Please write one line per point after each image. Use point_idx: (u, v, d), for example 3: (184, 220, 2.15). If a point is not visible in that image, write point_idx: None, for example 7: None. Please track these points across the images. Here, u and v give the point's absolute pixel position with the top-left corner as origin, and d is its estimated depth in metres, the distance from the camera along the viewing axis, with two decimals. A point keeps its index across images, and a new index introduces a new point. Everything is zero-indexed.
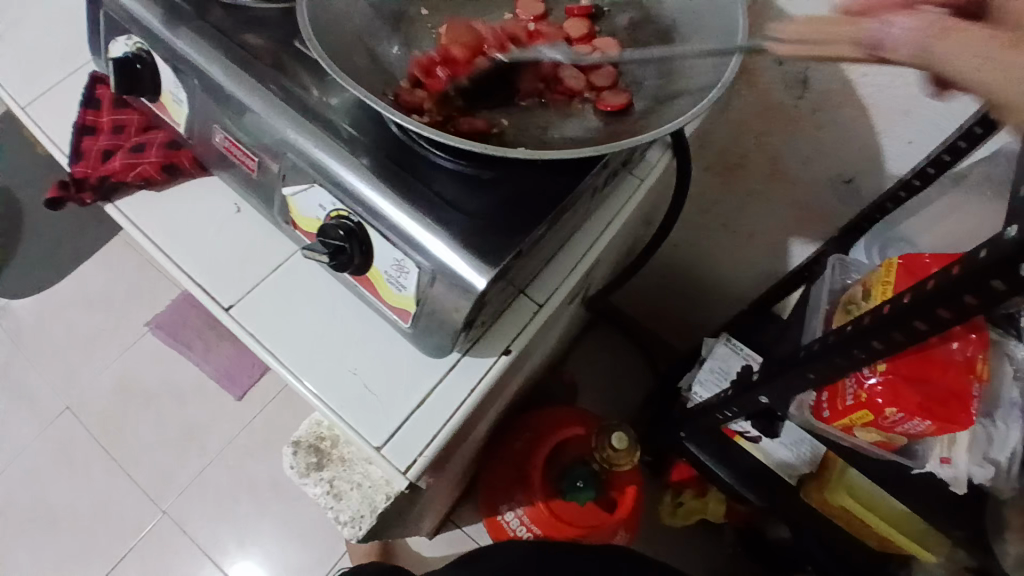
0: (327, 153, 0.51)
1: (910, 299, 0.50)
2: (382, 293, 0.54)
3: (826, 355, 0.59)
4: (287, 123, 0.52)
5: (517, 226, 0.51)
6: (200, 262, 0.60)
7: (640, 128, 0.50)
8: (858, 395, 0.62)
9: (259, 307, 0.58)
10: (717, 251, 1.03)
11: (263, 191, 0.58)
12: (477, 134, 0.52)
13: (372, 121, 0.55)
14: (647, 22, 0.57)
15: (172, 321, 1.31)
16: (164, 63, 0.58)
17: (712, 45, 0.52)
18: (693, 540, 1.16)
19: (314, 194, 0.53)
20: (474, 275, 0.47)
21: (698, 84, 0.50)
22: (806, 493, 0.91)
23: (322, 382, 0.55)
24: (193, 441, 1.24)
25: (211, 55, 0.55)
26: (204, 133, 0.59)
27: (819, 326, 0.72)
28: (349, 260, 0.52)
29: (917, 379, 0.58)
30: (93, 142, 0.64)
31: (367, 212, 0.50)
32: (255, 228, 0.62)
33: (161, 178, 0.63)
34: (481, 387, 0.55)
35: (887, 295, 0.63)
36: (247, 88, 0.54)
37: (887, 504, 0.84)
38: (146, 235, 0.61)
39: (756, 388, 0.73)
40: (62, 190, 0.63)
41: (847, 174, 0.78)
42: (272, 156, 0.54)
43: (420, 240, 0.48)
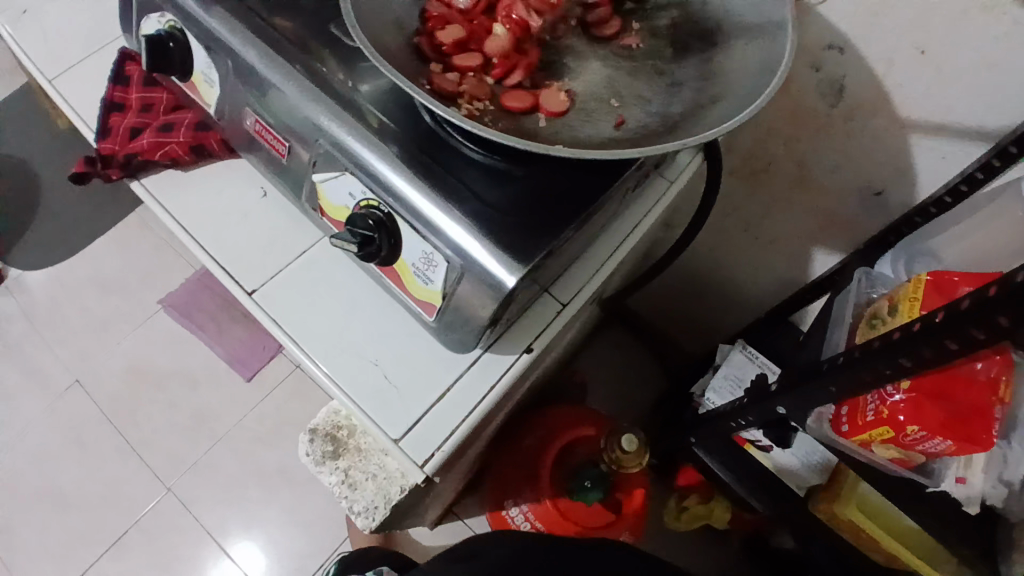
0: (359, 141, 0.51)
1: (943, 317, 0.49)
2: (407, 286, 0.53)
3: (851, 369, 0.58)
4: (319, 109, 0.52)
5: (548, 224, 0.50)
6: (225, 245, 0.59)
7: (678, 130, 0.49)
8: (879, 411, 0.61)
9: (283, 293, 0.58)
10: (736, 257, 1.02)
11: (291, 177, 0.58)
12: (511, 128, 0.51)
13: (404, 110, 0.54)
14: (687, 22, 0.56)
15: (185, 301, 1.32)
16: (197, 42, 0.57)
17: (755, 49, 0.51)
18: (696, 545, 1.16)
19: (345, 182, 0.52)
20: (503, 272, 0.47)
21: (740, 88, 0.49)
22: (814, 505, 0.90)
23: (342, 372, 0.55)
24: (201, 421, 1.24)
25: (245, 37, 0.55)
26: (234, 115, 0.59)
27: (842, 339, 0.71)
28: (376, 252, 0.51)
29: (941, 397, 0.57)
30: (121, 119, 0.64)
31: (397, 203, 0.50)
32: (281, 214, 0.62)
33: (188, 158, 0.62)
34: (502, 384, 0.55)
35: (914, 311, 0.62)
36: (280, 72, 0.53)
37: (898, 518, 0.83)
38: (171, 215, 0.61)
39: (773, 398, 0.73)
40: (89, 166, 0.63)
41: (876, 186, 0.77)
42: (303, 142, 0.54)
43: (451, 234, 0.48)
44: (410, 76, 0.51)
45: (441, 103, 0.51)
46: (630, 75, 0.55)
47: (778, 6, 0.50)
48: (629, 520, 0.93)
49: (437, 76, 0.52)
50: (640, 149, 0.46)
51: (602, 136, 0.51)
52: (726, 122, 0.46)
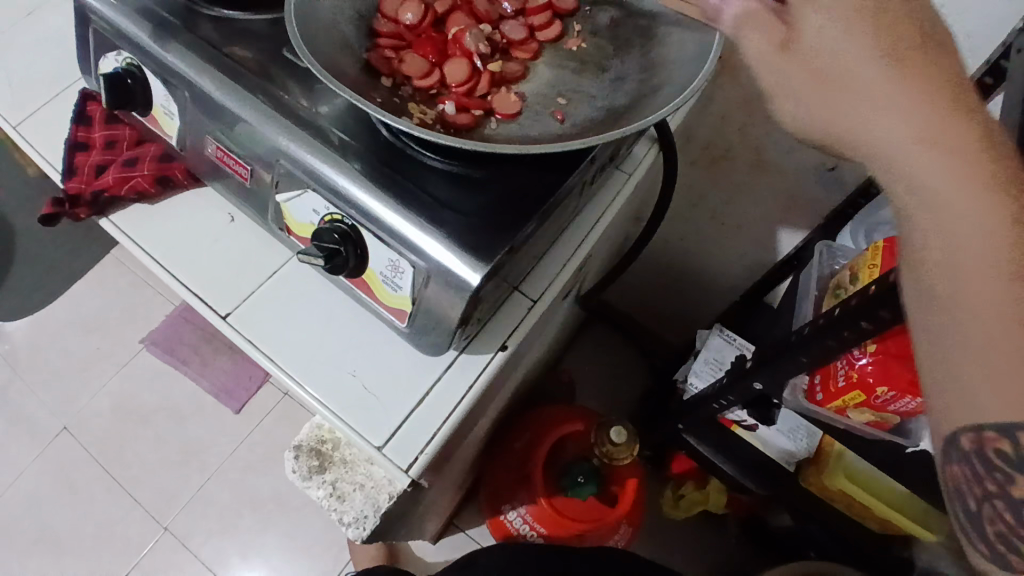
0: (319, 159, 0.52)
1: (895, 277, 0.51)
2: (377, 294, 0.54)
3: (817, 337, 0.60)
4: (278, 131, 0.53)
5: (508, 223, 0.52)
6: (197, 271, 0.60)
7: (624, 120, 0.51)
8: (850, 375, 0.63)
9: (257, 313, 0.59)
10: (707, 244, 1.04)
11: (256, 199, 0.59)
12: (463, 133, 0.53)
13: (361, 125, 0.56)
14: (627, 20, 0.58)
15: (168, 337, 1.31)
16: (155, 77, 0.59)
17: (690, 39, 0.53)
18: (696, 534, 1.16)
19: (308, 199, 0.54)
20: (468, 270, 0.48)
21: (678, 78, 0.52)
22: (805, 478, 0.91)
23: (321, 387, 0.56)
24: (193, 456, 1.24)
25: (201, 67, 0.56)
26: (196, 145, 0.60)
27: (809, 311, 0.74)
28: (344, 264, 0.52)
29: (909, 358, 0.58)
30: (86, 158, 0.65)
31: (360, 215, 0.51)
32: (251, 236, 0.63)
33: (155, 190, 0.64)
34: (479, 384, 0.56)
35: (873, 276, 0.65)
36: (237, 98, 0.55)
37: (886, 484, 0.85)
38: (142, 247, 0.62)
39: (749, 375, 0.74)
40: (57, 206, 0.63)
41: (829, 162, 0.79)
42: (264, 165, 0.55)
43: (414, 240, 0.49)
44: (364, 91, 0.53)
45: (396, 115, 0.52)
46: (576, 74, 0.57)
47: None
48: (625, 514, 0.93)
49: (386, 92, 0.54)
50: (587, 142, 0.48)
51: (553, 131, 0.53)
52: (666, 110, 0.48)
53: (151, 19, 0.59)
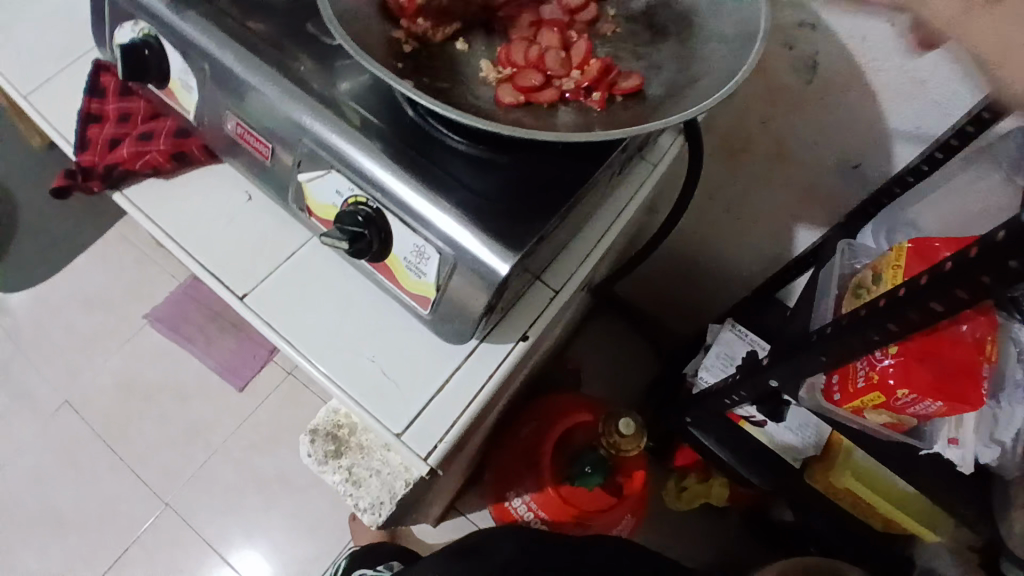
0: (344, 139, 0.51)
1: (926, 280, 0.50)
2: (400, 281, 0.53)
3: (839, 337, 0.60)
4: (302, 108, 0.52)
5: (536, 211, 0.51)
6: (213, 251, 0.59)
7: (660, 110, 0.50)
8: (869, 377, 0.63)
9: (276, 296, 0.58)
10: (723, 238, 1.03)
11: (275, 178, 0.57)
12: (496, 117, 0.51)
13: (388, 105, 0.54)
14: (663, 6, 0.57)
15: (172, 314, 1.30)
16: (173, 49, 0.57)
17: (731, 28, 0.52)
18: (698, 525, 1.17)
19: (331, 180, 0.52)
20: (497, 259, 0.47)
21: (718, 68, 0.50)
22: (811, 475, 0.91)
23: (341, 372, 0.55)
24: (196, 433, 1.24)
25: (222, 41, 0.54)
26: (214, 120, 0.58)
27: (829, 310, 0.73)
28: (368, 247, 0.51)
29: (930, 361, 0.58)
30: (99, 130, 0.63)
31: (386, 198, 0.50)
32: (268, 216, 0.61)
33: (170, 166, 0.62)
34: (499, 373, 0.55)
35: (897, 279, 0.64)
36: (260, 72, 0.53)
37: (893, 483, 0.84)
38: (157, 225, 0.61)
39: (765, 372, 0.74)
40: (69, 178, 0.62)
41: (853, 159, 0.78)
42: (286, 143, 0.54)
43: (442, 226, 0.48)
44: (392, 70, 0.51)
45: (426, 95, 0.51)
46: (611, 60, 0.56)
47: None
48: (631, 504, 0.94)
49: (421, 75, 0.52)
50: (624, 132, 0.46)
51: (592, 120, 0.51)
52: (708, 101, 0.47)
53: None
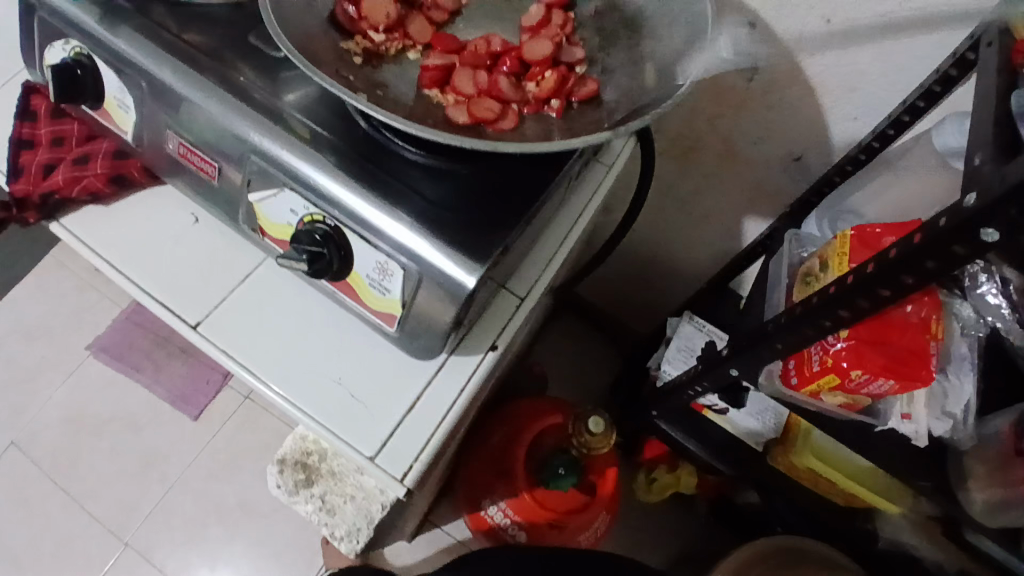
0: (297, 156, 0.49)
1: (874, 268, 0.53)
2: (363, 298, 0.52)
3: (795, 326, 0.62)
4: (250, 125, 0.50)
5: (499, 221, 0.51)
6: (162, 280, 0.56)
7: (617, 115, 0.50)
8: (824, 361, 0.65)
9: (231, 322, 0.55)
10: (677, 234, 1.06)
11: (223, 199, 0.55)
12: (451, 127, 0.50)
13: (341, 119, 0.53)
14: (611, 11, 0.57)
15: (118, 343, 1.23)
16: (107, 68, 0.54)
17: (679, 34, 0.53)
18: (669, 516, 1.19)
19: (285, 199, 0.50)
20: (465, 273, 0.47)
21: (668, 74, 0.51)
22: (773, 457, 0.95)
23: (307, 397, 0.53)
24: (152, 465, 1.18)
25: (160, 58, 0.52)
26: (154, 141, 0.55)
27: (782, 300, 0.76)
28: (328, 267, 0.49)
29: (880, 342, 0.62)
30: (32, 157, 0.60)
31: (344, 215, 0.48)
32: (217, 238, 0.59)
33: (109, 190, 0.59)
34: (470, 386, 0.55)
35: (844, 265, 0.67)
36: (202, 90, 0.51)
37: (852, 461, 0.88)
38: (99, 254, 0.57)
39: (727, 363, 0.76)
40: (2, 210, 0.58)
41: (795, 152, 0.82)
42: (233, 162, 0.51)
43: (405, 242, 0.47)
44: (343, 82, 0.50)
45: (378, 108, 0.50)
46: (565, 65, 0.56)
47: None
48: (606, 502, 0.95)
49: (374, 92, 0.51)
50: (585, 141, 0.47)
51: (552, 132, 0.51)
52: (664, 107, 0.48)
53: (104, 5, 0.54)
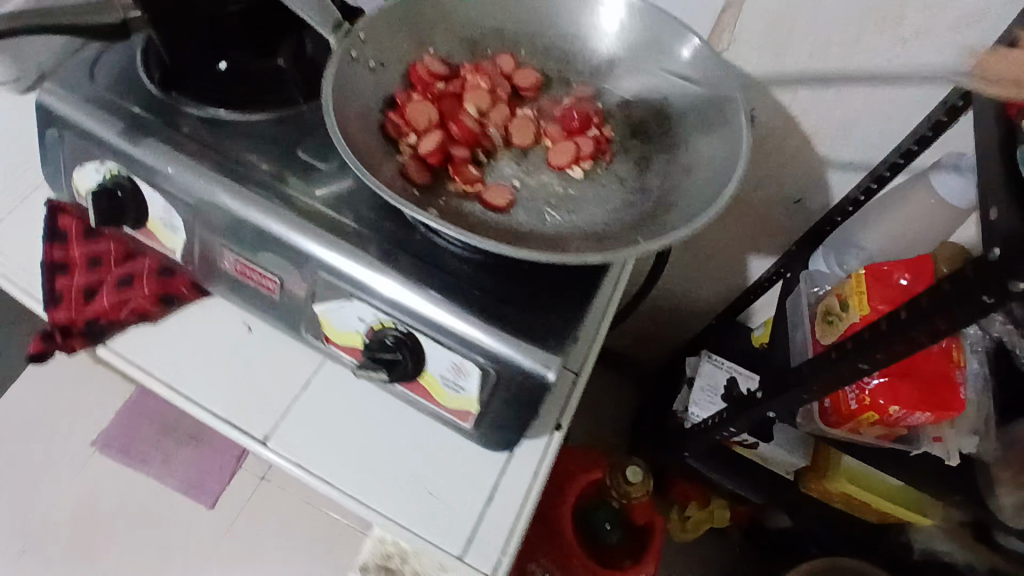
0: (361, 267, 0.50)
1: (908, 314, 0.56)
2: (436, 397, 0.53)
3: (832, 369, 0.65)
4: (312, 240, 0.51)
5: (561, 310, 0.52)
6: (224, 396, 0.56)
7: (665, 203, 0.49)
8: (861, 398, 0.67)
9: (300, 431, 0.56)
10: (682, 274, 1.09)
11: (284, 310, 0.55)
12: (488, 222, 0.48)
13: (393, 223, 0.54)
14: (640, 100, 0.57)
15: (118, 433, 1.16)
16: (151, 190, 0.54)
17: (715, 140, 0.51)
18: (703, 551, 1.19)
19: (353, 308, 0.51)
20: (542, 368, 0.48)
21: (697, 181, 0.49)
22: (805, 483, 0.97)
23: (386, 500, 0.54)
24: (170, 561, 1.11)
25: (211, 178, 0.52)
26: (207, 258, 0.56)
27: (807, 340, 0.78)
28: (404, 372, 0.51)
29: (909, 374, 0.65)
30: (69, 281, 0.59)
31: (416, 322, 0.50)
32: (273, 344, 0.59)
33: (158, 310, 0.58)
34: (542, 469, 0.56)
35: (863, 303, 0.71)
36: (257, 208, 0.51)
37: (882, 480, 0.89)
38: (153, 376, 0.57)
39: (762, 404, 0.78)
40: (44, 341, 0.56)
41: (796, 194, 0.86)
42: (297, 276, 0.52)
43: (480, 343, 0.48)
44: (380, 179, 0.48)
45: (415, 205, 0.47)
46: None
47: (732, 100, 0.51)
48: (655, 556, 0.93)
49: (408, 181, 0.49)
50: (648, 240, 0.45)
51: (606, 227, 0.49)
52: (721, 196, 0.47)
53: (144, 128, 0.55)
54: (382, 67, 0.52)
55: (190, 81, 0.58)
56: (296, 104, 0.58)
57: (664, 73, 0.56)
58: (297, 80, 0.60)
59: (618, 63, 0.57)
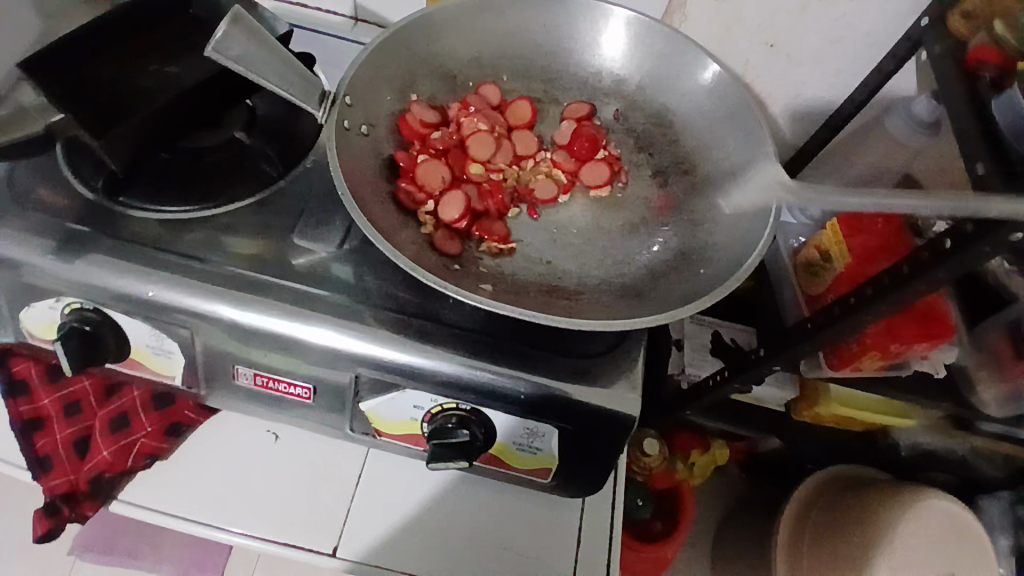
0: (409, 355, 0.46)
1: (909, 269, 0.59)
2: (508, 462, 0.51)
3: (834, 325, 0.69)
4: (348, 336, 0.46)
5: (619, 346, 0.50)
6: (275, 518, 0.52)
7: (703, 224, 0.48)
8: (862, 343, 0.73)
9: (369, 531, 0.52)
10: None
11: (324, 411, 0.51)
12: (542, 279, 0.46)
13: (422, 295, 0.50)
14: (636, 108, 0.56)
15: (90, 534, 0.83)
16: (136, 319, 0.47)
17: (732, 138, 0.51)
18: (713, 491, 1.26)
19: (407, 397, 0.48)
20: (622, 414, 0.47)
21: (730, 186, 0.49)
22: (797, 412, 1.01)
23: (479, 574, 0.52)
24: None
25: (210, 294, 0.47)
26: (220, 377, 0.50)
27: (798, 300, 0.81)
28: (477, 451, 0.48)
29: (914, 319, 0.71)
30: (53, 438, 0.52)
31: (480, 397, 0.47)
32: (311, 447, 0.56)
33: (166, 445, 0.53)
34: (619, 495, 0.57)
35: (845, 251, 0.75)
36: (273, 316, 0.46)
37: (868, 396, 0.94)
38: (189, 517, 0.52)
39: (765, 363, 0.80)
40: (51, 516, 0.50)
41: None
42: (336, 377, 0.48)
43: (552, 405, 0.47)
44: (420, 261, 0.44)
45: (464, 287, 0.44)
46: None
47: (741, 97, 0.51)
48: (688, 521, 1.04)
49: (445, 255, 0.46)
50: (707, 275, 0.45)
51: (652, 261, 0.47)
52: (766, 212, 0.46)
53: (112, 251, 0.48)
54: (374, 128, 0.49)
55: (140, 179, 0.52)
56: (273, 180, 0.54)
57: (673, 79, 0.55)
58: (263, 151, 0.56)
59: (619, 74, 0.56)
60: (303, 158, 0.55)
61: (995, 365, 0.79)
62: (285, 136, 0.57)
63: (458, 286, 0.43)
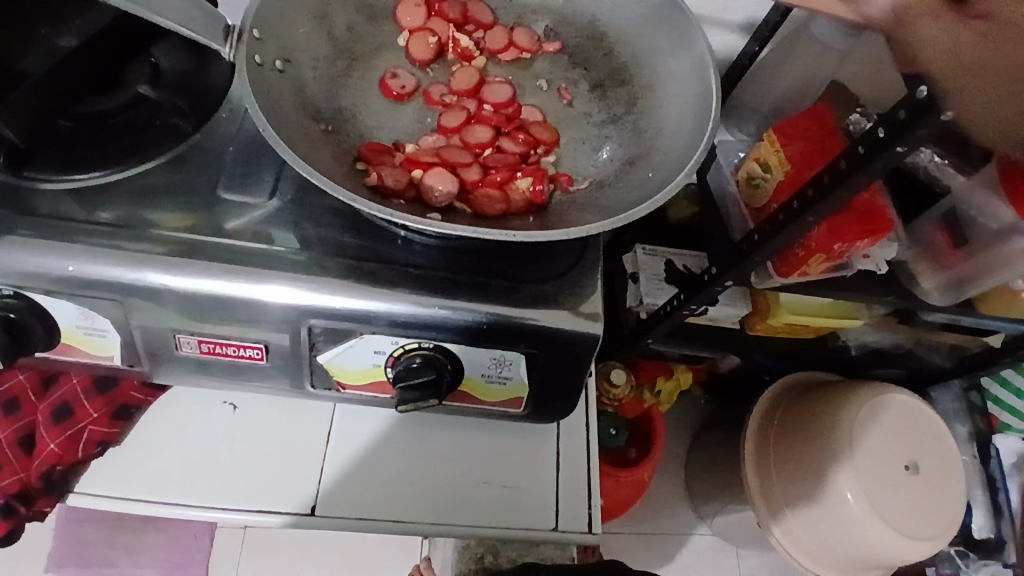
0: (364, 298, 0.45)
1: (846, 163, 0.60)
2: (478, 396, 0.51)
3: (780, 231, 0.70)
4: (297, 287, 0.44)
5: (577, 266, 0.50)
6: (245, 488, 0.51)
7: (647, 131, 0.49)
8: (807, 246, 0.76)
9: (346, 486, 0.52)
10: None
11: (281, 372, 0.49)
12: (494, 203, 0.46)
13: (370, 238, 0.48)
14: (565, 25, 0.55)
15: (63, 551, 0.90)
16: (60, 298, 0.44)
17: (666, 45, 0.51)
18: (679, 413, 1.31)
19: (366, 344, 0.46)
20: (588, 333, 0.47)
21: (666, 93, 0.50)
22: (752, 327, 1.04)
23: (462, 510, 0.52)
24: None
25: (139, 262, 0.43)
26: (161, 350, 0.47)
27: (744, 212, 0.82)
28: (446, 388, 0.47)
29: (856, 216, 0.74)
30: None
31: (442, 332, 0.46)
32: (273, 415, 0.54)
33: (117, 430, 0.50)
34: (591, 419, 0.58)
35: (785, 161, 0.75)
36: (210, 275, 0.44)
37: (817, 302, 0.98)
38: (151, 500, 0.49)
39: (717, 280, 0.81)
40: (7, 515, 0.50)
41: None
42: (290, 333, 0.46)
43: (517, 331, 0.46)
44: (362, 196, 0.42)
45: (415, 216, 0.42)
46: (526, 81, 0.54)
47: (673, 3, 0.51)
48: (661, 444, 1.07)
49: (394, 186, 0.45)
50: (655, 178, 0.45)
51: (601, 172, 0.49)
52: (705, 114, 0.46)
53: (18, 229, 0.43)
54: (289, 63, 0.46)
55: (45, 151, 0.48)
56: (188, 134, 0.50)
57: None
58: (173, 106, 0.51)
59: None
60: (217, 109, 0.52)
61: (932, 256, 0.83)
62: (195, 87, 0.53)
63: (406, 215, 0.41)
